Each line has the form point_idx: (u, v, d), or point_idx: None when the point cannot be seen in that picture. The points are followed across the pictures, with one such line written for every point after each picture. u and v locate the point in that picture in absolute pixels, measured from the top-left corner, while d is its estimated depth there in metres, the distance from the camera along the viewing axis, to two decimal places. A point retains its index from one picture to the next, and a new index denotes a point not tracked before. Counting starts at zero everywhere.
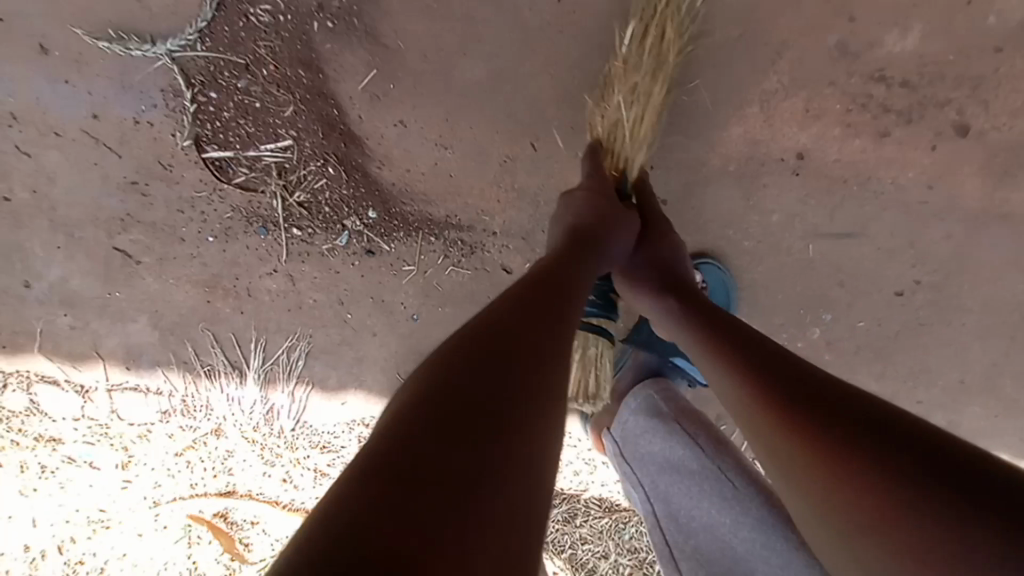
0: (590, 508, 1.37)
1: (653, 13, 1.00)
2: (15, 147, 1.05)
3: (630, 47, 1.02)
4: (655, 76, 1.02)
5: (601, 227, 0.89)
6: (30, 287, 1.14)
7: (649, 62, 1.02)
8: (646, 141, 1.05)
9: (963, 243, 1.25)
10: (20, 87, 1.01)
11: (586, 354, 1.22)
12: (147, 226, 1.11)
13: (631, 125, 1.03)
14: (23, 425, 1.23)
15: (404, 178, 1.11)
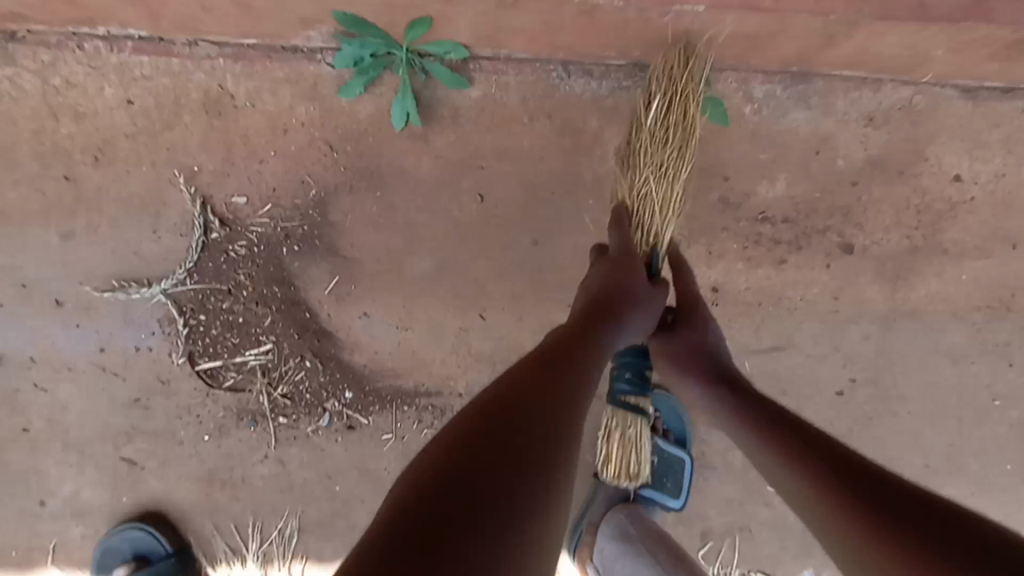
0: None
1: (675, 93, 1.05)
2: (33, 384, 1.23)
3: (657, 123, 1.05)
4: (683, 149, 1.07)
5: (626, 301, 0.97)
6: (44, 504, 1.25)
7: (675, 139, 1.06)
8: (674, 211, 1.08)
9: (882, 340, 1.42)
10: (41, 335, 1.22)
11: (624, 434, 1.15)
12: (149, 435, 1.25)
13: (659, 198, 1.07)
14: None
15: (374, 359, 1.28)
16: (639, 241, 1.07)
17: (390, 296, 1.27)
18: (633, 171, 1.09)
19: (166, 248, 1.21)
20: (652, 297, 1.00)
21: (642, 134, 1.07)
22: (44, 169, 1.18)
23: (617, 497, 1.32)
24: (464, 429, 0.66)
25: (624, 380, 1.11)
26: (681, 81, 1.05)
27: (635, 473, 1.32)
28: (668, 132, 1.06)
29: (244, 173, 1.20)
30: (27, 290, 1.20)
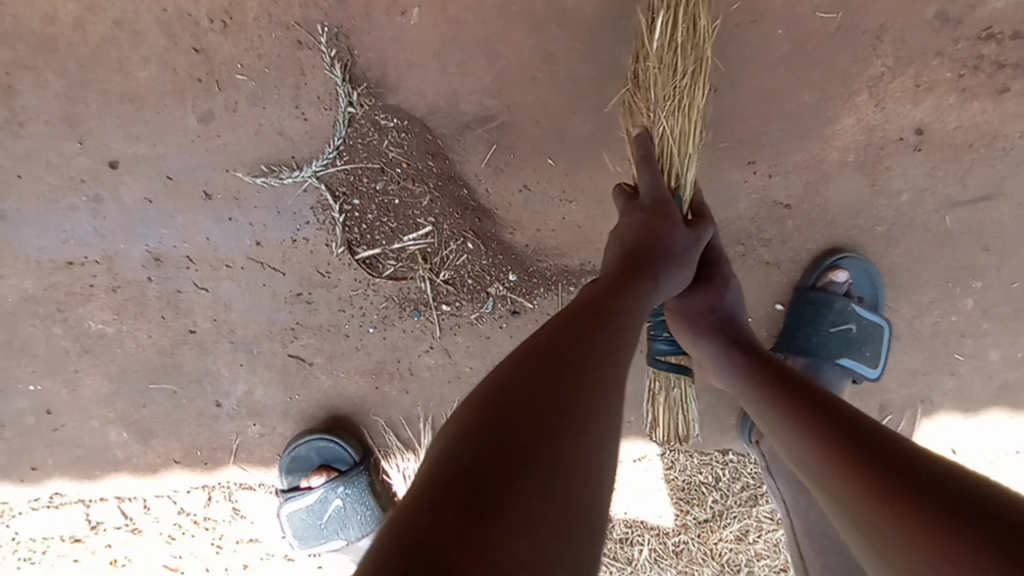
0: (761, 522, 1.31)
1: (679, 8, 0.93)
2: (194, 284, 1.15)
3: (663, 49, 0.94)
4: (697, 78, 0.96)
5: (660, 249, 0.84)
6: (220, 405, 1.24)
7: (686, 62, 0.95)
8: (694, 152, 0.98)
9: None
10: (191, 230, 1.12)
11: (669, 398, 1.13)
12: (314, 329, 1.20)
13: (678, 135, 0.97)
14: (224, 532, 1.29)
15: (537, 238, 1.16)
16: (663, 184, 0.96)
17: (552, 162, 1.12)
18: (646, 110, 0.97)
19: (309, 124, 1.08)
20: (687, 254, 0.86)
21: (649, 65, 0.95)
22: (173, 43, 1.04)
23: (804, 373, 1.21)
24: (473, 409, 0.52)
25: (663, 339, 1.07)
26: None
27: (829, 343, 1.19)
28: (676, 57, 0.94)
29: (388, 30, 1.05)
30: (175, 182, 1.09)
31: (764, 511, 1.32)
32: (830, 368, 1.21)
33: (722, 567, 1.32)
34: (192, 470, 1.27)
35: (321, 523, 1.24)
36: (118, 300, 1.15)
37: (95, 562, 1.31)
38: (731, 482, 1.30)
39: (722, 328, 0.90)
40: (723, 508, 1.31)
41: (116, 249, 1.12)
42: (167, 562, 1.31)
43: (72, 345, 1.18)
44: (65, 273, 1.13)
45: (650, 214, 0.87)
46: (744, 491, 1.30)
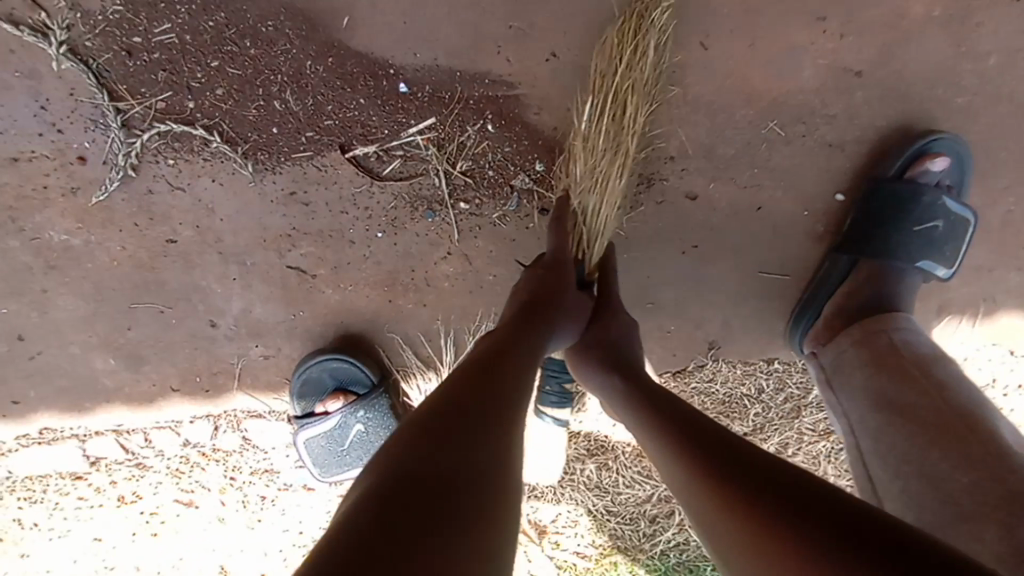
0: (804, 435, 1.22)
1: (609, 88, 0.91)
2: (168, 183, 0.99)
3: (589, 128, 0.93)
4: (622, 161, 0.93)
5: (551, 304, 0.80)
6: (216, 325, 1.10)
7: (606, 147, 0.92)
8: (602, 236, 0.94)
9: None
10: (160, 117, 0.95)
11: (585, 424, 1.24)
12: (315, 236, 1.05)
13: (599, 207, 0.93)
14: (237, 463, 1.19)
15: (568, 118, 0.99)
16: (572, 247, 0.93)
17: (587, 21, 0.95)
18: (569, 176, 0.97)
19: None
20: (571, 302, 0.83)
21: (576, 139, 0.94)
22: None
23: (881, 274, 1.05)
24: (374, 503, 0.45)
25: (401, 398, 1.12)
26: (621, 67, 0.90)
27: (910, 242, 1.04)
28: (601, 136, 0.92)
29: None
30: (136, 57, 0.92)
31: (807, 424, 1.22)
32: (908, 272, 1.06)
33: None
34: (193, 397, 1.15)
35: (341, 450, 1.14)
36: (81, 206, 0.99)
37: (103, 500, 1.22)
38: (775, 393, 1.20)
39: (610, 346, 0.83)
40: (765, 422, 1.21)
41: (71, 142, 0.95)
42: (178, 496, 1.22)
43: (34, 261, 1.03)
44: (12, 171, 0.96)
45: (551, 273, 0.84)
46: (787, 403, 1.20)
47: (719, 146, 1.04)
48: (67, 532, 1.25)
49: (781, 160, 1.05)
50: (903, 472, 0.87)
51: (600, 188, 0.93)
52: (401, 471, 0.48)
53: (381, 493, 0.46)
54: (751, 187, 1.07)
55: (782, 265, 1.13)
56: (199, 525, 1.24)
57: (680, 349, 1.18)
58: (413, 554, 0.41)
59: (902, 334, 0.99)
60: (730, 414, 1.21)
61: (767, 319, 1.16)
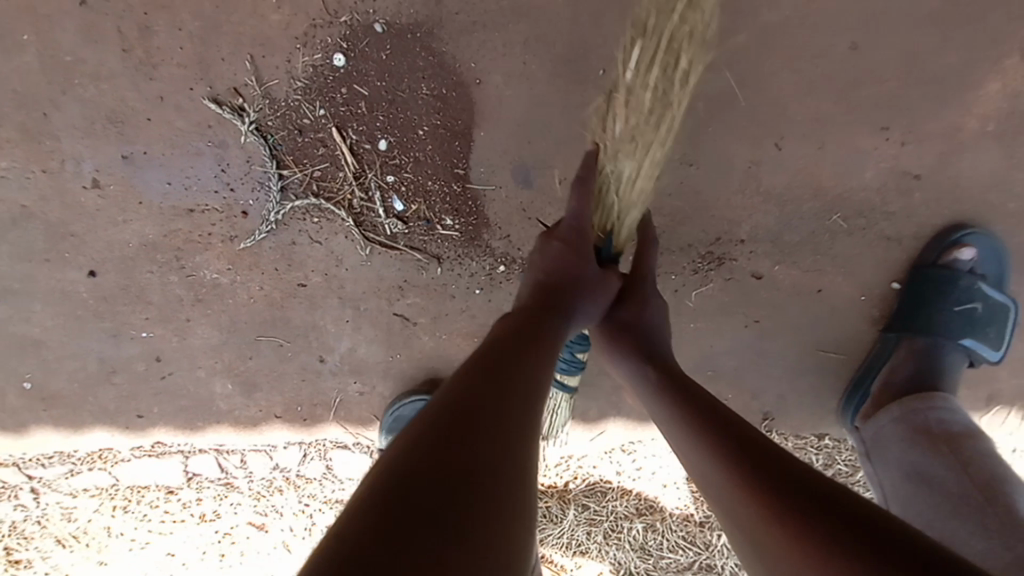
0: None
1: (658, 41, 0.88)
2: (309, 237, 1.16)
3: (636, 72, 0.91)
4: (668, 112, 0.92)
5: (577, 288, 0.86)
6: (324, 361, 1.25)
7: (654, 118, 0.92)
8: (643, 192, 0.97)
9: None
10: (312, 182, 1.13)
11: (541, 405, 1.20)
12: (421, 288, 1.20)
13: (641, 163, 0.94)
14: (314, 493, 1.32)
15: (652, 201, 1.14)
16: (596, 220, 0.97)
17: (677, 120, 1.10)
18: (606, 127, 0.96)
19: (433, 72, 1.09)
20: (602, 288, 0.89)
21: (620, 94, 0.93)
22: None
23: (923, 354, 1.14)
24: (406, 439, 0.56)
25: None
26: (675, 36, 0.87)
27: (952, 321, 1.13)
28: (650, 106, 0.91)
29: None
30: (303, 134, 1.11)
31: None
32: (951, 349, 1.15)
33: None
34: (292, 425, 1.29)
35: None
36: (235, 252, 1.17)
37: (184, 515, 1.35)
38: (823, 468, 1.26)
39: (644, 336, 0.90)
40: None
41: (239, 199, 1.14)
42: (252, 516, 1.34)
43: (185, 294, 1.20)
44: (186, 220, 1.15)
45: (566, 247, 0.87)
46: (833, 479, 1.26)
47: (786, 233, 1.16)
48: (149, 543, 1.37)
49: (842, 248, 1.16)
50: (934, 525, 1.00)
51: (638, 166, 0.95)
52: (448, 440, 0.55)
53: (428, 428, 0.56)
54: (813, 271, 1.17)
55: (838, 345, 1.20)
56: (264, 547, 1.36)
57: (737, 416, 1.25)
58: (455, 516, 0.48)
59: (937, 413, 1.07)
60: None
61: (821, 395, 1.23)
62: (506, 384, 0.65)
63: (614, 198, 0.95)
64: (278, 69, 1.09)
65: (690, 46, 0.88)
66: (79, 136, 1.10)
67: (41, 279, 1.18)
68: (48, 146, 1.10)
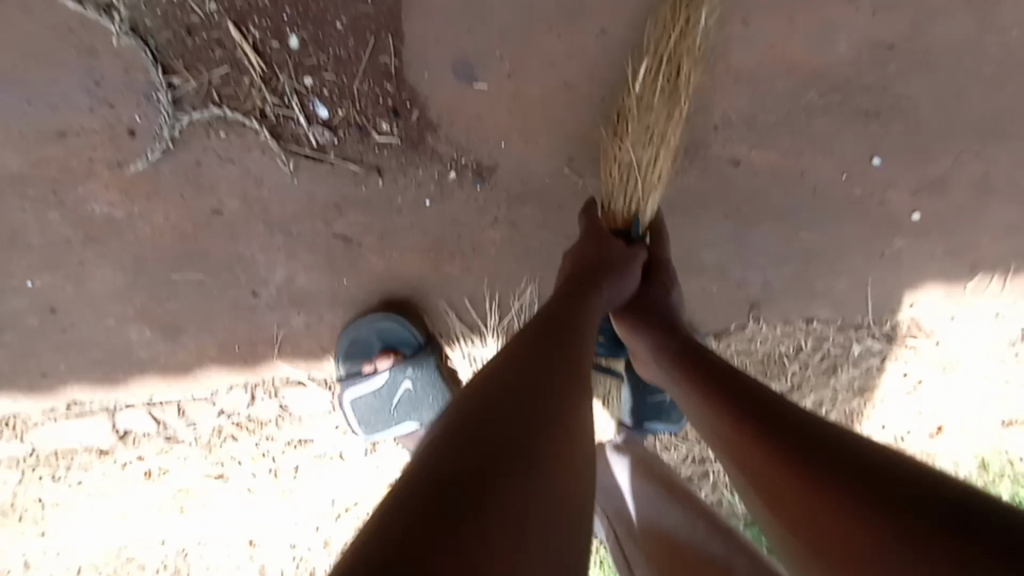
0: (837, 393, 1.25)
1: (663, 53, 0.95)
2: (217, 155, 0.98)
3: (646, 82, 0.97)
4: (673, 113, 0.99)
5: (609, 273, 0.85)
6: (257, 294, 1.08)
7: (664, 101, 0.97)
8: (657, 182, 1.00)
9: None
10: (212, 91, 0.94)
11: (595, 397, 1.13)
12: (362, 205, 1.04)
13: (645, 166, 0.98)
14: (274, 433, 1.16)
15: (614, 87, 1.02)
16: (619, 208, 0.99)
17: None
18: (619, 136, 1.03)
19: None
20: (630, 268, 0.88)
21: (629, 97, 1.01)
22: None
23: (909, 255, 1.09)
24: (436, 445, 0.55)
25: (599, 343, 1.06)
26: (677, 31, 0.94)
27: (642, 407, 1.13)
28: (654, 89, 0.97)
29: None
30: (194, 32, 0.91)
31: (844, 381, 1.24)
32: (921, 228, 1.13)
33: None
34: (232, 368, 1.12)
35: (389, 407, 1.13)
36: (126, 179, 0.97)
37: (126, 474, 1.16)
38: (811, 351, 1.22)
39: (668, 326, 0.87)
40: (801, 380, 1.24)
41: (123, 116, 0.94)
42: (206, 467, 1.16)
43: (72, 233, 1.00)
44: (58, 144, 0.94)
45: (589, 242, 0.90)
46: (823, 360, 1.23)
47: (760, 114, 1.06)
48: (86, 509, 1.16)
49: (817, 127, 1.08)
50: None
51: (653, 152, 0.97)
52: (480, 438, 0.55)
53: (480, 428, 0.56)
54: (791, 153, 1.09)
55: (810, 230, 1.14)
56: (227, 499, 1.18)
57: (723, 309, 1.19)
58: (489, 525, 0.49)
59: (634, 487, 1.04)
60: (768, 376, 1.23)
61: (803, 284, 1.17)
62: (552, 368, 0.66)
63: (634, 185, 0.97)
64: None
65: (689, 54, 0.95)
66: None
67: None
68: None
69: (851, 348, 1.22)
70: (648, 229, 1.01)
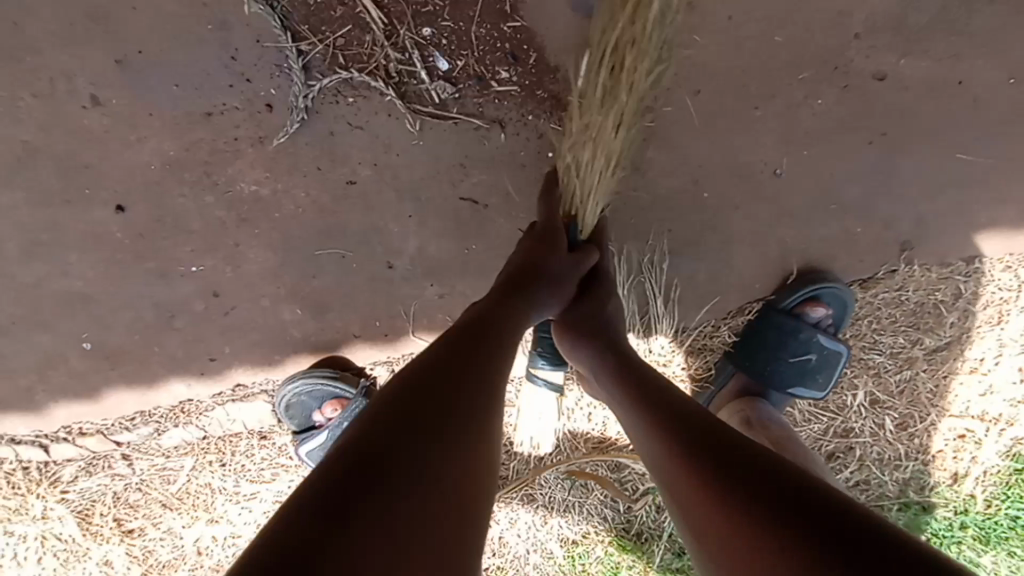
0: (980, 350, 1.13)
1: (606, 50, 0.86)
2: (348, 122, 1.01)
3: (585, 84, 0.89)
4: (617, 114, 0.89)
5: (546, 270, 0.85)
6: (392, 267, 1.12)
7: (603, 105, 0.89)
8: (607, 186, 0.95)
9: None
10: (339, 51, 0.97)
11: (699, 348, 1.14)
12: (486, 163, 1.04)
13: (583, 171, 0.93)
14: None
15: (744, 5, 0.96)
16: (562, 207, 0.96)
17: None
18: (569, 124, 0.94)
19: None
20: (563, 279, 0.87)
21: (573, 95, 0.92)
22: None
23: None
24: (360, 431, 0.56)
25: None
26: (626, 34, 0.83)
27: (785, 372, 1.12)
28: (598, 93, 0.89)
29: None
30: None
31: (1009, 331, 1.12)
32: None
33: (954, 410, 1.15)
34: (374, 343, 1.18)
35: None
36: (268, 155, 1.02)
37: (284, 459, 1.27)
38: (973, 296, 1.10)
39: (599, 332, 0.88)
40: (960, 333, 1.12)
41: (260, 90, 0.98)
42: None
43: (228, 215, 1.06)
44: (205, 126, 0.99)
45: (544, 241, 0.88)
46: (987, 309, 1.11)
47: (911, 14, 0.96)
48: (256, 494, 1.28)
49: (980, 23, 0.97)
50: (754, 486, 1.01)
51: (607, 161, 0.93)
52: (388, 429, 0.56)
53: (393, 422, 0.56)
54: (947, 58, 0.98)
55: (966, 146, 1.03)
56: None
57: (868, 254, 1.10)
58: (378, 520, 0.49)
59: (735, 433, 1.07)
60: (919, 326, 1.12)
61: (965, 207, 1.06)
62: (479, 363, 0.67)
63: (573, 180, 0.92)
64: None
65: (634, 60, 0.84)
66: (61, 45, 0.92)
67: (68, 226, 1.06)
68: (29, 63, 0.93)
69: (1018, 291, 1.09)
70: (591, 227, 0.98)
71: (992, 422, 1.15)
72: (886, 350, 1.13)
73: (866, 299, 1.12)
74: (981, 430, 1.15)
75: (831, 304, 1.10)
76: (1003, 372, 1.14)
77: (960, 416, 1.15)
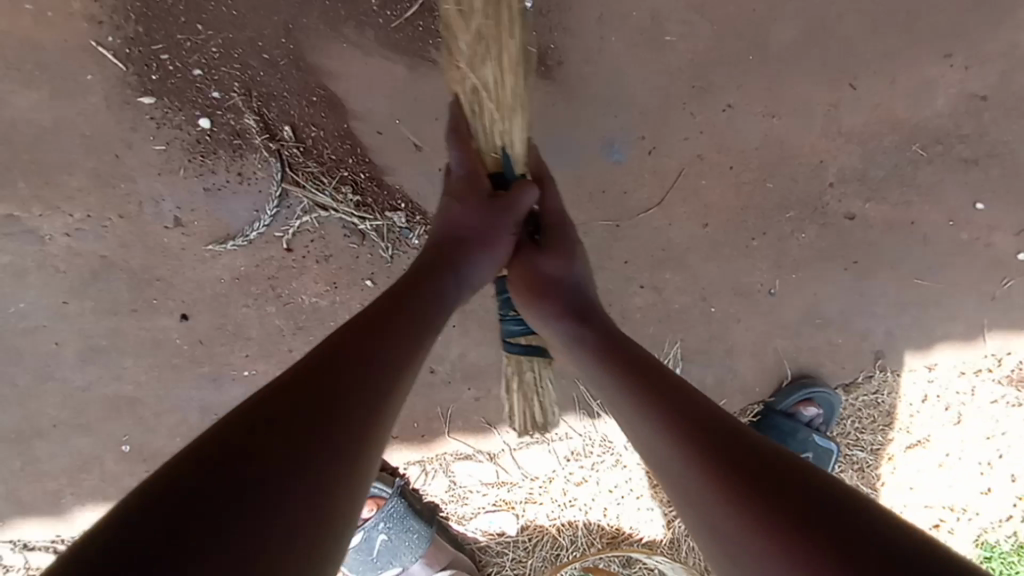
0: (947, 443, 1.28)
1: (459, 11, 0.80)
2: (405, 244, 1.12)
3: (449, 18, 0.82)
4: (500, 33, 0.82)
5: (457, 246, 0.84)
6: (435, 371, 1.20)
7: (488, 23, 0.80)
8: (516, 115, 0.88)
9: None
10: (399, 188, 1.10)
11: None
12: None
13: (494, 85, 0.85)
14: (448, 513, 1.26)
15: (740, 159, 1.17)
16: (482, 148, 0.89)
17: (753, 79, 1.13)
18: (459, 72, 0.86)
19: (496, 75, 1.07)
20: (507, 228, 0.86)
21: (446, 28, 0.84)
22: None
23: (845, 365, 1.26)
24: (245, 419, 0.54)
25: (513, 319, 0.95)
26: None
27: None
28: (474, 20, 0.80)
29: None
30: (385, 138, 1.08)
31: (972, 428, 1.27)
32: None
33: (930, 501, 1.30)
34: (410, 444, 1.23)
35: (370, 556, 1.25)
36: (331, 271, 1.13)
37: None
38: (936, 398, 1.26)
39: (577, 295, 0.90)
40: (929, 430, 1.28)
41: (326, 219, 1.10)
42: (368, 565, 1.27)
43: (286, 324, 1.15)
44: (278, 246, 1.11)
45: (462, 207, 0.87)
46: (951, 411, 1.27)
47: (870, 170, 1.19)
48: None
49: (924, 178, 1.19)
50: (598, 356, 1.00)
51: (500, 66, 0.84)
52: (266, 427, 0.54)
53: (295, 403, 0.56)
54: (901, 204, 1.20)
55: (924, 270, 1.23)
56: None
57: (828, 358, 1.25)
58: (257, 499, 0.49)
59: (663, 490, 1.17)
60: (894, 426, 1.28)
61: (927, 323, 1.24)
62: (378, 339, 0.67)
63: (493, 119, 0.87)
64: (336, 83, 1.05)
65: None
66: (156, 175, 1.06)
67: (129, 331, 1.12)
68: (123, 189, 1.06)
69: (972, 392, 1.26)
70: (524, 164, 0.93)
71: (961, 512, 1.30)
72: (868, 447, 1.30)
73: (848, 407, 1.27)
74: (952, 517, 1.30)
75: (819, 404, 1.24)
76: (968, 467, 1.28)
77: (933, 507, 1.31)
